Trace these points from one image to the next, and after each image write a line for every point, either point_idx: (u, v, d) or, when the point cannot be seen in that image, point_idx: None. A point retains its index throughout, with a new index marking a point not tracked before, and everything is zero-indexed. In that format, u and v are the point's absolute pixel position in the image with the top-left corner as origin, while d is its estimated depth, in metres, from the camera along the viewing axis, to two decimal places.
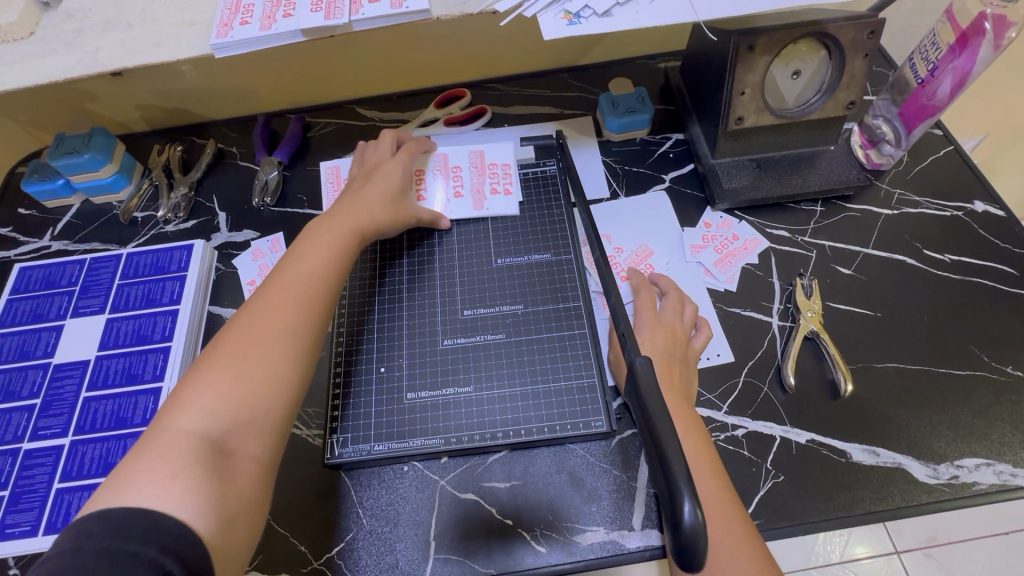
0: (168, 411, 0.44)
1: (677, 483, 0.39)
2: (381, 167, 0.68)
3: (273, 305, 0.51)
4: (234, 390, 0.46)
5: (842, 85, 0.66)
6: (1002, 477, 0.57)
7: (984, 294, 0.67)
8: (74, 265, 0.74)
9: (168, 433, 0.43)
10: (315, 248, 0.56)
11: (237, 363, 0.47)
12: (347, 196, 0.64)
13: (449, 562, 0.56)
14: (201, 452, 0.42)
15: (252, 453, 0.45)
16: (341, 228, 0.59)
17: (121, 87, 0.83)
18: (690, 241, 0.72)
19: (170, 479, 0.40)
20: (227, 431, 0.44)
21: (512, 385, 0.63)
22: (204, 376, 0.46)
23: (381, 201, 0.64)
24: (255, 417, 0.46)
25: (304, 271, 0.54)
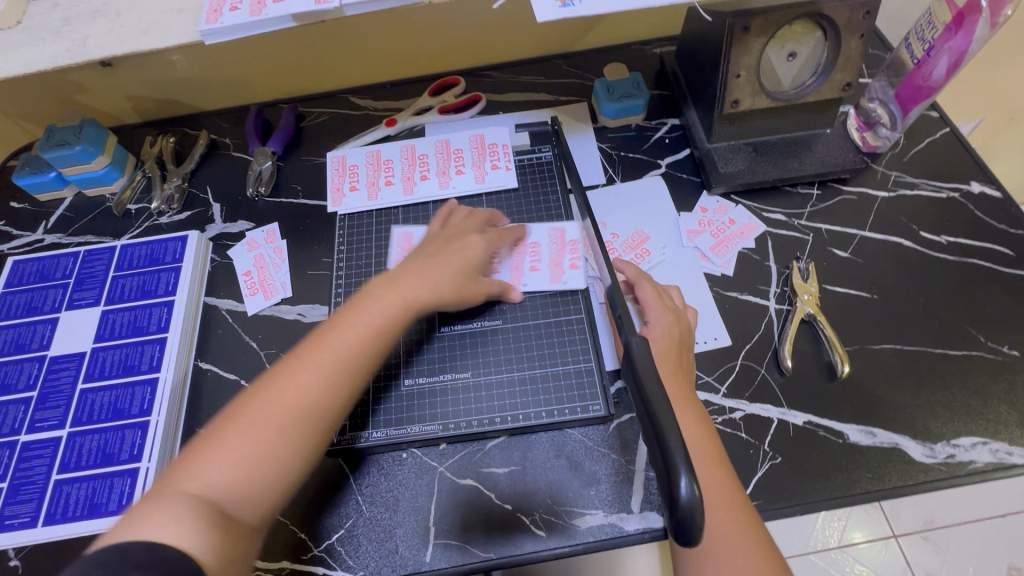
0: (184, 466, 0.44)
1: (673, 460, 0.38)
2: (461, 241, 0.63)
3: (310, 375, 0.49)
4: (250, 453, 0.45)
5: (838, 67, 0.65)
6: (998, 455, 0.57)
7: (980, 274, 0.67)
8: (68, 257, 0.74)
9: (177, 487, 0.43)
10: (360, 321, 0.53)
11: (259, 429, 0.46)
12: (410, 265, 0.59)
13: (449, 548, 0.56)
14: (201, 508, 0.42)
15: (260, 512, 0.45)
16: (390, 304, 0.55)
17: (111, 78, 0.82)
18: (687, 226, 0.72)
19: (179, 519, 0.41)
20: (229, 496, 0.44)
21: (509, 370, 0.63)
22: (228, 431, 0.46)
23: (437, 266, 0.59)
24: (258, 488, 0.45)
25: (346, 341, 0.51)
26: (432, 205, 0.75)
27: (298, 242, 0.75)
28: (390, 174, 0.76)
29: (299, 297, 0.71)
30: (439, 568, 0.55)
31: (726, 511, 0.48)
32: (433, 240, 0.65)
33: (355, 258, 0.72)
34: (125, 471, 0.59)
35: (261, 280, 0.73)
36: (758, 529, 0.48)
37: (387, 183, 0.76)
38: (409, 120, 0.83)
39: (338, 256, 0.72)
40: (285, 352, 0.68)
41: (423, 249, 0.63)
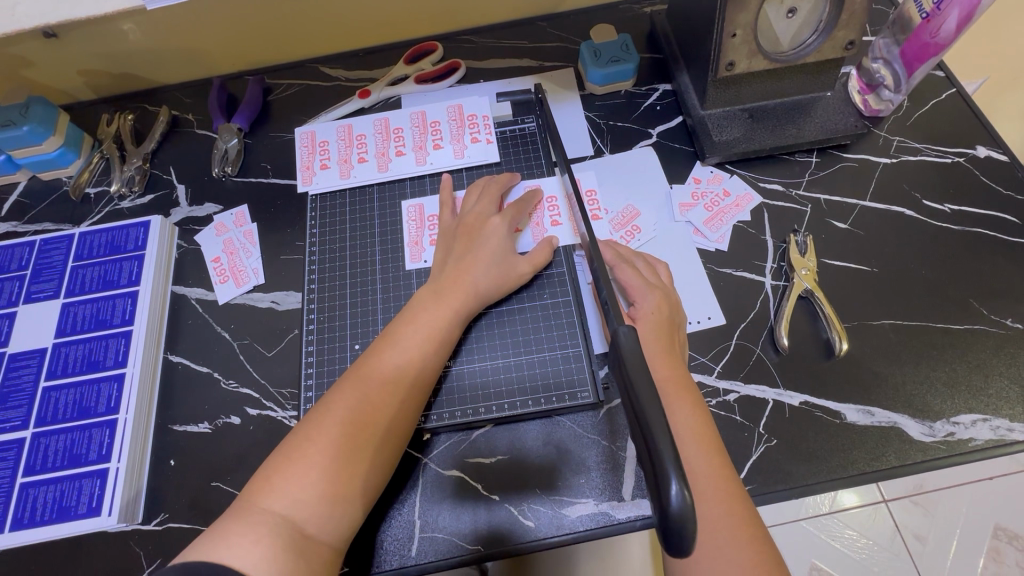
0: (263, 485, 0.46)
1: (663, 464, 0.35)
2: (487, 229, 0.62)
3: (373, 392, 0.51)
4: (322, 479, 0.47)
5: (841, 24, 0.60)
6: (998, 432, 0.56)
7: (984, 244, 0.64)
8: (23, 247, 0.69)
9: (256, 510, 0.45)
10: (416, 337, 0.55)
11: (329, 447, 0.48)
12: (450, 267, 0.60)
13: (436, 541, 0.54)
14: (283, 533, 0.44)
15: (328, 540, 0.46)
16: (444, 314, 0.57)
17: (58, 50, 0.76)
18: (679, 199, 0.68)
19: (253, 542, 0.43)
20: (307, 517, 0.45)
21: (500, 357, 0.61)
22: (299, 450, 0.48)
23: (483, 265, 0.60)
24: (335, 508, 0.47)
25: (404, 357, 0.54)
26: (409, 182, 0.70)
27: (269, 225, 0.71)
28: (364, 150, 0.72)
29: (272, 284, 0.68)
30: (424, 562, 0.54)
31: (715, 501, 0.45)
32: (453, 233, 0.63)
33: (328, 241, 0.68)
34: (95, 472, 0.57)
35: (231, 267, 0.69)
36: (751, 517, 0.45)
37: (360, 160, 0.71)
38: (383, 90, 0.78)
39: (310, 240, 0.68)
40: (259, 341, 0.65)
41: (450, 245, 0.62)
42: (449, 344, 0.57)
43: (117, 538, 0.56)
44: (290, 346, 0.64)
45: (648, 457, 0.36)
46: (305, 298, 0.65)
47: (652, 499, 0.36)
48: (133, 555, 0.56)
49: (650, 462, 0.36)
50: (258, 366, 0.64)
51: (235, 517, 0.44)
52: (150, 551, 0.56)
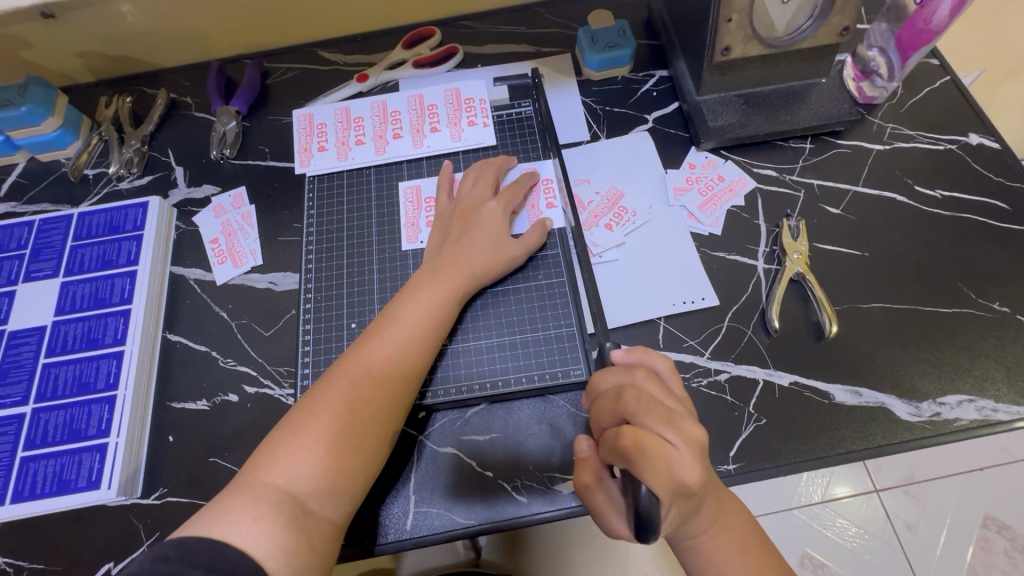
0: (265, 460, 0.47)
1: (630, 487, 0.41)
2: (483, 211, 0.62)
3: (374, 369, 0.52)
4: (323, 455, 0.48)
5: (835, 9, 0.61)
6: (984, 412, 0.57)
7: (974, 229, 0.65)
8: (22, 227, 0.70)
9: (258, 485, 0.46)
10: (415, 316, 0.56)
11: (332, 423, 0.49)
12: (447, 248, 0.61)
13: (430, 516, 0.55)
14: (286, 508, 0.45)
15: (329, 515, 0.47)
16: (442, 294, 0.57)
17: (56, 31, 0.76)
18: (674, 183, 0.69)
19: (254, 518, 0.44)
20: (309, 492, 0.46)
21: (494, 336, 0.61)
22: (300, 427, 0.49)
23: (480, 247, 0.60)
24: (336, 484, 0.48)
25: (404, 335, 0.54)
26: (406, 165, 0.71)
27: (267, 206, 0.72)
28: (361, 133, 0.72)
29: (269, 265, 0.68)
30: (419, 536, 0.55)
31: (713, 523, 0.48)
32: (450, 216, 0.64)
33: (325, 222, 0.68)
34: (94, 446, 0.57)
35: (229, 248, 0.69)
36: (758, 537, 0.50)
37: (358, 142, 0.72)
38: (381, 74, 0.78)
39: (308, 221, 0.68)
40: (257, 321, 0.65)
41: (447, 228, 0.63)
42: (447, 324, 0.57)
43: (117, 511, 0.57)
44: (287, 326, 0.65)
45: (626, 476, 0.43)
46: (302, 279, 0.65)
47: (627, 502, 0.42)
48: (133, 528, 0.57)
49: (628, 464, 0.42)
50: (255, 346, 0.64)
51: (239, 492, 0.45)
52: (149, 524, 0.57)
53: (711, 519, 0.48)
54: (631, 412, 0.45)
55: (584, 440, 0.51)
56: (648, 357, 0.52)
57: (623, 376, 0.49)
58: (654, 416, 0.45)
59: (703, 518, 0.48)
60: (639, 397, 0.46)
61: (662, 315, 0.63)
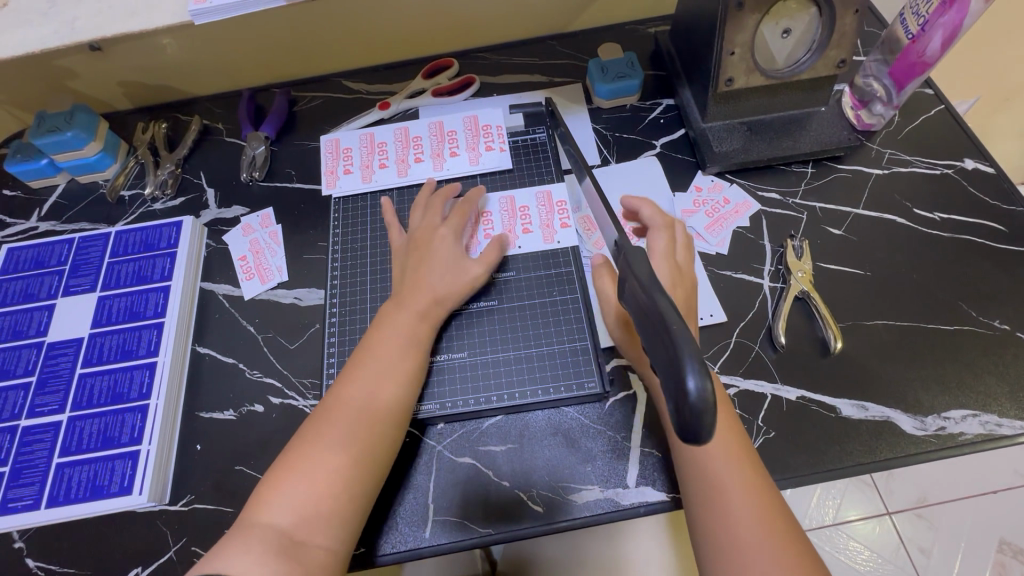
0: (257, 502, 0.49)
1: (680, 357, 0.37)
2: (437, 239, 0.65)
3: (353, 399, 0.54)
4: (307, 487, 0.49)
5: (833, 44, 0.65)
6: (988, 427, 0.58)
7: (973, 249, 0.67)
8: (62, 244, 0.73)
9: (252, 525, 0.48)
10: (381, 341, 0.58)
11: (318, 456, 0.51)
12: (409, 277, 0.63)
13: (449, 524, 0.57)
14: (276, 541, 0.46)
15: (323, 544, 0.48)
16: (403, 321, 0.60)
17: (101, 62, 0.81)
18: (681, 206, 0.72)
19: (245, 556, 0.45)
20: (298, 523, 0.48)
21: (506, 351, 0.64)
22: (287, 466, 0.51)
23: (440, 271, 0.63)
24: (324, 513, 0.49)
25: (369, 364, 0.56)
26: None
27: (293, 226, 0.75)
28: (384, 157, 0.76)
29: (295, 281, 0.72)
30: (439, 544, 0.56)
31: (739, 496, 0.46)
32: (409, 248, 0.66)
33: (350, 241, 0.72)
34: (127, 453, 0.60)
35: (257, 265, 0.73)
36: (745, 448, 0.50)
37: (381, 166, 0.76)
38: (403, 102, 0.83)
39: (334, 239, 0.72)
40: (283, 335, 0.68)
41: (406, 258, 0.65)
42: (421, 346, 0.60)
43: (146, 517, 0.59)
44: (310, 340, 0.68)
45: (669, 357, 0.39)
46: (328, 294, 0.68)
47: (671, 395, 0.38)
48: (161, 534, 0.58)
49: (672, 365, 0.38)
50: (281, 358, 0.67)
51: (233, 534, 0.47)
52: (176, 530, 0.59)
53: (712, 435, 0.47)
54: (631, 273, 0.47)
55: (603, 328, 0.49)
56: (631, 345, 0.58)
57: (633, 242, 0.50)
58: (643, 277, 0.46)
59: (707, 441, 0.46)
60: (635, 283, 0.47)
61: None
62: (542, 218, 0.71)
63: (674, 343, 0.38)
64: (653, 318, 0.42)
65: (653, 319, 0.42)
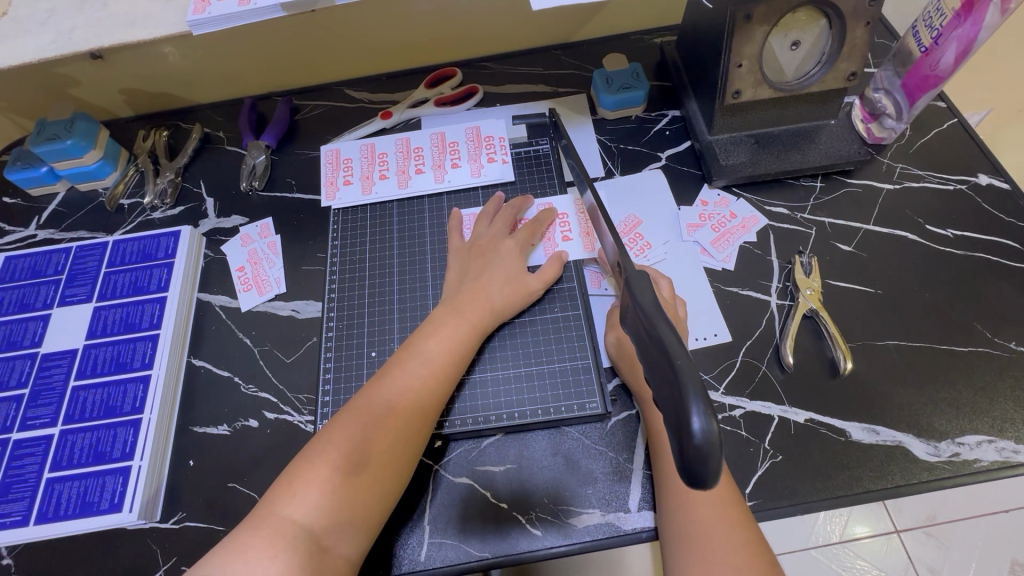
0: (284, 492, 0.48)
1: (685, 395, 0.36)
2: (499, 248, 0.65)
3: (393, 402, 0.53)
4: (340, 489, 0.48)
5: (843, 56, 0.64)
6: (1004, 454, 0.56)
7: (988, 268, 0.65)
8: (60, 253, 0.73)
9: (276, 519, 0.46)
10: (438, 349, 0.57)
11: (351, 456, 0.50)
12: (467, 284, 0.62)
13: (444, 547, 0.55)
14: (301, 545, 0.45)
15: (345, 552, 0.47)
16: (464, 329, 0.59)
17: (103, 70, 0.81)
18: (687, 220, 0.71)
19: (271, 559, 0.44)
20: (326, 528, 0.47)
21: (513, 367, 0.62)
22: (319, 462, 0.49)
23: (500, 282, 0.62)
24: (353, 519, 0.48)
25: (424, 368, 0.56)
26: (427, 200, 0.73)
27: (292, 236, 0.74)
28: (385, 168, 0.75)
29: (293, 293, 0.70)
30: (433, 566, 0.55)
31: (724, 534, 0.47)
32: (466, 255, 0.66)
33: (349, 253, 0.71)
34: (118, 469, 0.59)
35: (255, 276, 0.72)
36: (737, 500, 0.50)
37: (381, 177, 0.75)
38: (405, 112, 0.82)
39: (332, 252, 0.71)
40: (279, 348, 0.67)
41: (464, 265, 0.65)
42: (468, 357, 0.59)
43: (136, 534, 0.58)
44: (308, 353, 0.66)
45: (672, 393, 0.37)
46: (325, 307, 0.67)
47: (674, 433, 0.36)
48: (150, 553, 0.57)
49: (674, 404, 0.37)
50: (277, 372, 0.66)
51: (257, 528, 0.46)
52: (166, 549, 0.57)
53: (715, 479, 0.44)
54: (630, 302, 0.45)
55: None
56: (630, 374, 0.59)
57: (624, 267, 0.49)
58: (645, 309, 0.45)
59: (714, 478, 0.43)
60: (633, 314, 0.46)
61: None
62: (581, 227, 0.69)
63: (677, 378, 0.37)
64: (653, 346, 0.41)
65: (653, 348, 0.41)
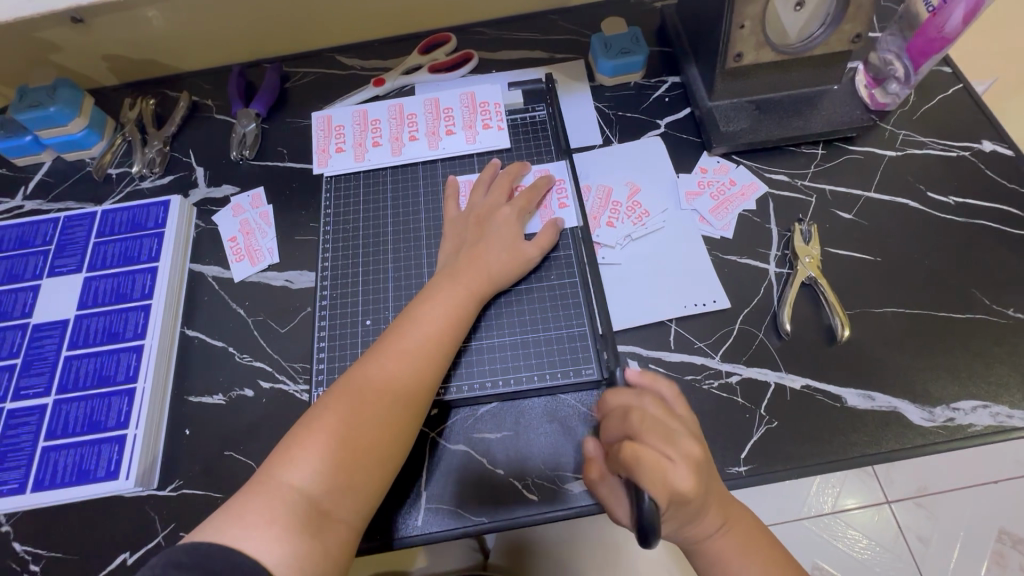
0: (283, 458, 0.48)
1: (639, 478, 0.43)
2: (496, 216, 0.64)
3: (392, 370, 0.53)
4: (338, 455, 0.48)
5: (848, 17, 0.61)
6: (998, 419, 0.56)
7: (987, 235, 0.65)
8: (47, 223, 0.71)
9: (275, 484, 0.46)
10: (434, 317, 0.56)
11: (349, 422, 0.49)
12: (463, 252, 0.62)
13: (441, 513, 0.56)
14: (301, 510, 0.45)
15: (345, 517, 0.47)
16: (461, 296, 0.58)
17: (84, 34, 0.78)
18: (686, 187, 0.70)
19: (269, 524, 0.44)
20: (325, 493, 0.47)
21: (510, 335, 0.62)
22: (316, 430, 0.49)
23: (497, 249, 0.62)
24: (352, 486, 0.48)
25: (421, 335, 0.55)
26: (421, 168, 0.72)
27: (284, 206, 0.73)
28: (378, 135, 0.74)
29: (286, 263, 0.69)
30: (430, 532, 0.55)
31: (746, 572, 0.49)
32: (463, 224, 0.65)
33: (342, 222, 0.69)
34: (113, 437, 0.58)
35: (247, 247, 0.71)
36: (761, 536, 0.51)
37: (374, 144, 0.73)
38: (398, 79, 0.80)
39: (325, 221, 0.70)
40: (273, 318, 0.67)
41: (461, 234, 0.64)
42: (466, 324, 0.58)
43: (134, 501, 0.58)
44: (302, 323, 0.66)
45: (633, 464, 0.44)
46: (318, 277, 0.66)
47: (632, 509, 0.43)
48: (148, 520, 0.58)
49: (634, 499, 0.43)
50: (271, 342, 0.65)
51: (255, 492, 0.46)
52: (164, 515, 0.58)
53: (720, 520, 0.49)
54: (636, 430, 0.47)
55: (593, 441, 0.52)
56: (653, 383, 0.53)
57: (630, 398, 0.50)
58: (657, 435, 0.46)
59: (715, 521, 0.49)
60: (645, 418, 0.47)
61: (674, 316, 0.63)
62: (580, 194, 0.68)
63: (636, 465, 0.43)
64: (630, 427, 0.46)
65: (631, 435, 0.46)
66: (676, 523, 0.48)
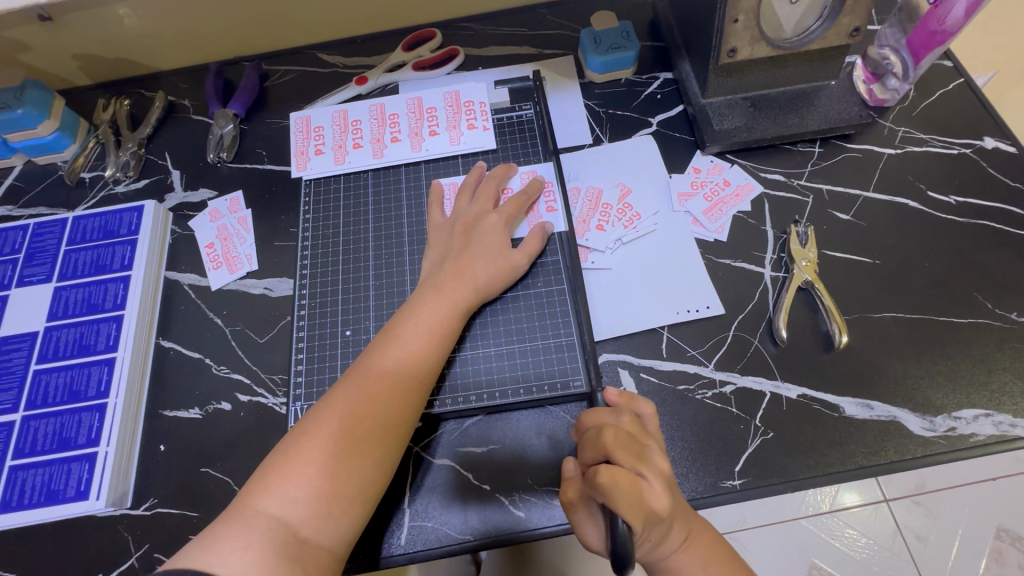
0: (260, 485, 0.46)
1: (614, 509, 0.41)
2: (482, 223, 0.61)
3: (373, 389, 0.50)
4: (317, 480, 0.46)
5: (846, 10, 0.59)
6: (1001, 427, 0.54)
7: (989, 235, 0.63)
8: (16, 231, 0.69)
9: (251, 513, 0.44)
10: (418, 331, 0.54)
11: (328, 446, 0.47)
12: (448, 262, 0.59)
13: (426, 530, 0.54)
14: (277, 538, 0.43)
15: (325, 543, 0.45)
16: (444, 308, 0.56)
17: (53, 33, 0.75)
18: (678, 188, 0.67)
19: (244, 550, 0.42)
20: (304, 519, 0.45)
21: (497, 345, 0.60)
22: (294, 456, 0.47)
23: (483, 259, 0.59)
24: (332, 510, 0.46)
25: (403, 352, 0.53)
26: (404, 170, 0.70)
27: (263, 211, 0.71)
28: (358, 136, 0.71)
29: (265, 270, 0.67)
30: (414, 550, 0.53)
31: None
32: (448, 231, 0.62)
33: (322, 228, 0.67)
34: (84, 455, 0.56)
35: (224, 253, 0.68)
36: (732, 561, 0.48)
37: (355, 146, 0.70)
38: (381, 78, 0.77)
39: (304, 227, 0.67)
40: (251, 328, 0.64)
41: (446, 242, 0.61)
42: (452, 338, 0.56)
43: (107, 521, 0.56)
44: (282, 332, 0.64)
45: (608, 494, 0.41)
46: (297, 284, 0.64)
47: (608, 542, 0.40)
48: (121, 540, 0.55)
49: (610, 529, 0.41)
50: (249, 353, 0.63)
51: (230, 522, 0.44)
52: (138, 535, 0.56)
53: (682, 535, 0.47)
54: (608, 448, 0.45)
55: (571, 461, 0.51)
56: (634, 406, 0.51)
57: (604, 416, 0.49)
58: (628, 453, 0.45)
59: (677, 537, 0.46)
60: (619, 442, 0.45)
61: (667, 323, 0.61)
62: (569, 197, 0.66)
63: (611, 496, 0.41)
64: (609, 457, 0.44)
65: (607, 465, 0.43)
66: (647, 547, 0.46)
